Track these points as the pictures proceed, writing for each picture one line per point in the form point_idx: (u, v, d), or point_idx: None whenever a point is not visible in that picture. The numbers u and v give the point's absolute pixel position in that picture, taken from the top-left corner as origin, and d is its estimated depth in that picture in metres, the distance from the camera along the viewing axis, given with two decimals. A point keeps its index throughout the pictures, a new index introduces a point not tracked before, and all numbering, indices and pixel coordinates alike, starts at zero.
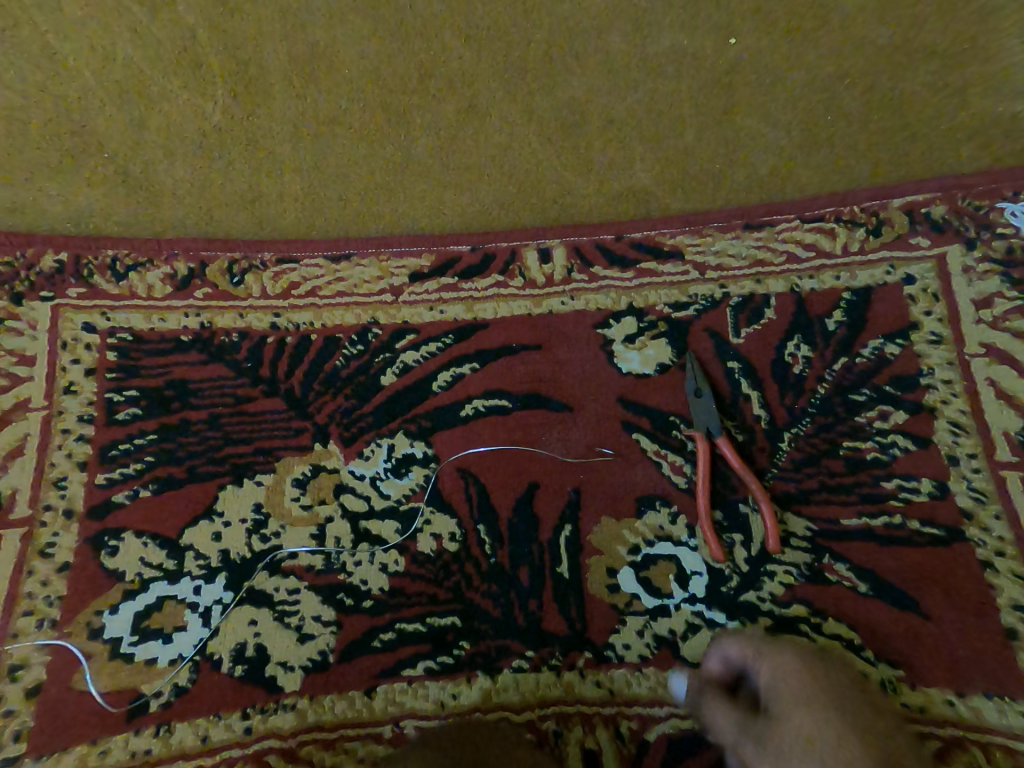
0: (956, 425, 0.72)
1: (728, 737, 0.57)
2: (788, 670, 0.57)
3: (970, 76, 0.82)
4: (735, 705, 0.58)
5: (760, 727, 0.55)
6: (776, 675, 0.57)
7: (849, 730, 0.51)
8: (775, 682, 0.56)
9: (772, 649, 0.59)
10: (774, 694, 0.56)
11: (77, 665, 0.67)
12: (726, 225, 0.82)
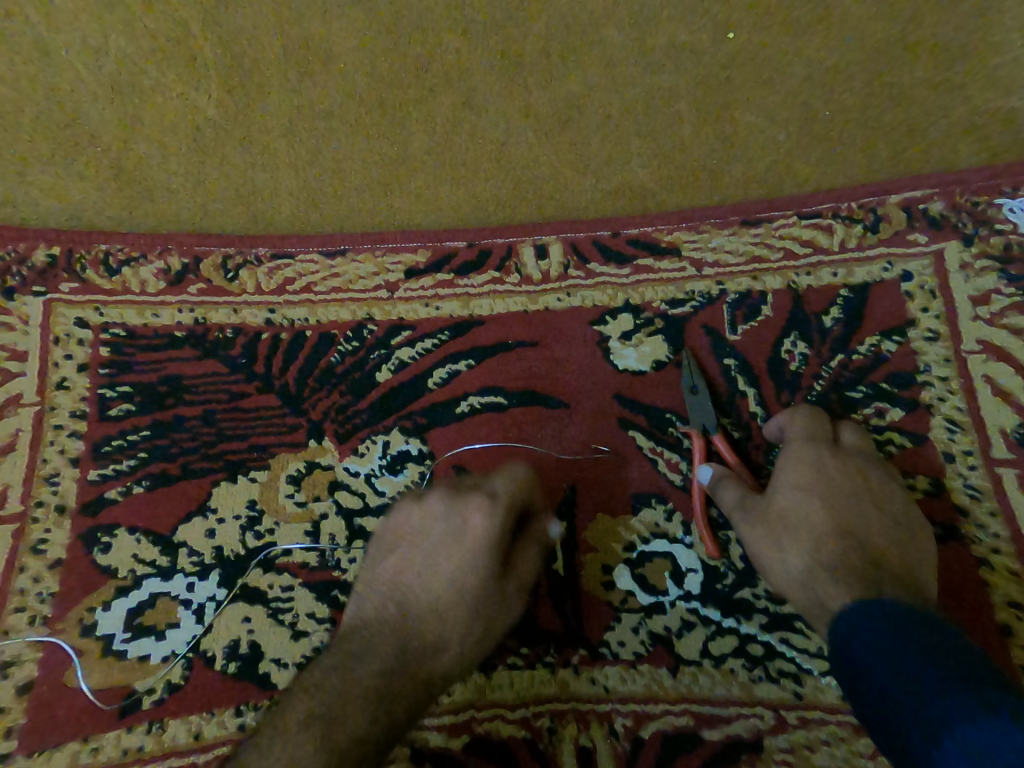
0: (953, 422, 0.71)
1: (728, 502, 0.68)
2: (806, 465, 0.65)
3: (969, 71, 0.81)
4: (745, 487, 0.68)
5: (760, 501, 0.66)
6: (792, 470, 0.66)
7: (832, 513, 0.62)
8: (792, 476, 0.65)
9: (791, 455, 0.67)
10: (788, 479, 0.65)
11: (70, 662, 0.67)
12: (722, 221, 0.81)
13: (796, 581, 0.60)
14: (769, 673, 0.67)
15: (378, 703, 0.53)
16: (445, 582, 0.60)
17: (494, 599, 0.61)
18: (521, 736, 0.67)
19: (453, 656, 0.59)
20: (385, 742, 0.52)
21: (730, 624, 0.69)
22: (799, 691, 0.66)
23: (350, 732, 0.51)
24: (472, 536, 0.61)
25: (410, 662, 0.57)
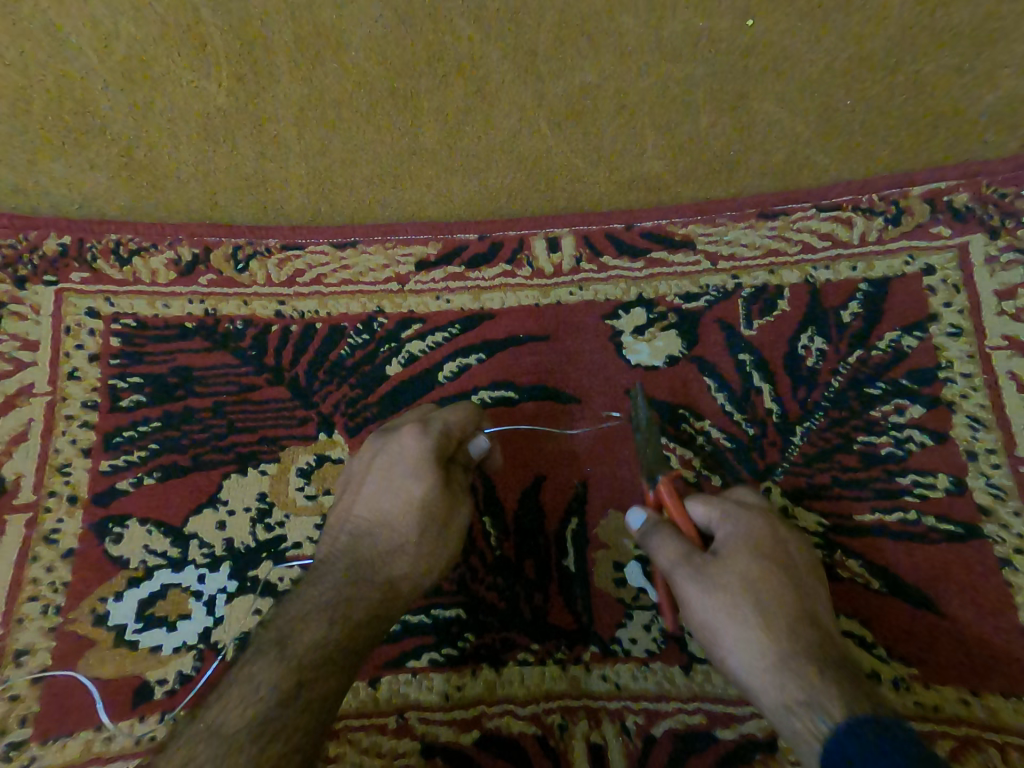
0: (975, 419, 0.70)
1: (667, 562, 0.59)
2: (752, 526, 0.59)
3: (995, 60, 0.79)
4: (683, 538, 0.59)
5: (705, 562, 0.57)
6: (739, 531, 0.58)
7: (786, 586, 0.56)
8: (734, 534, 0.58)
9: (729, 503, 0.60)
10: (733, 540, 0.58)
11: (82, 651, 0.67)
12: (738, 214, 0.80)
13: (755, 671, 0.53)
14: None
15: (340, 613, 0.57)
16: (386, 505, 0.61)
17: (439, 510, 0.61)
18: (531, 732, 0.67)
19: (413, 567, 0.60)
20: (351, 644, 0.56)
21: None
22: None
23: (305, 641, 0.55)
24: (406, 458, 0.61)
25: (365, 576, 0.59)
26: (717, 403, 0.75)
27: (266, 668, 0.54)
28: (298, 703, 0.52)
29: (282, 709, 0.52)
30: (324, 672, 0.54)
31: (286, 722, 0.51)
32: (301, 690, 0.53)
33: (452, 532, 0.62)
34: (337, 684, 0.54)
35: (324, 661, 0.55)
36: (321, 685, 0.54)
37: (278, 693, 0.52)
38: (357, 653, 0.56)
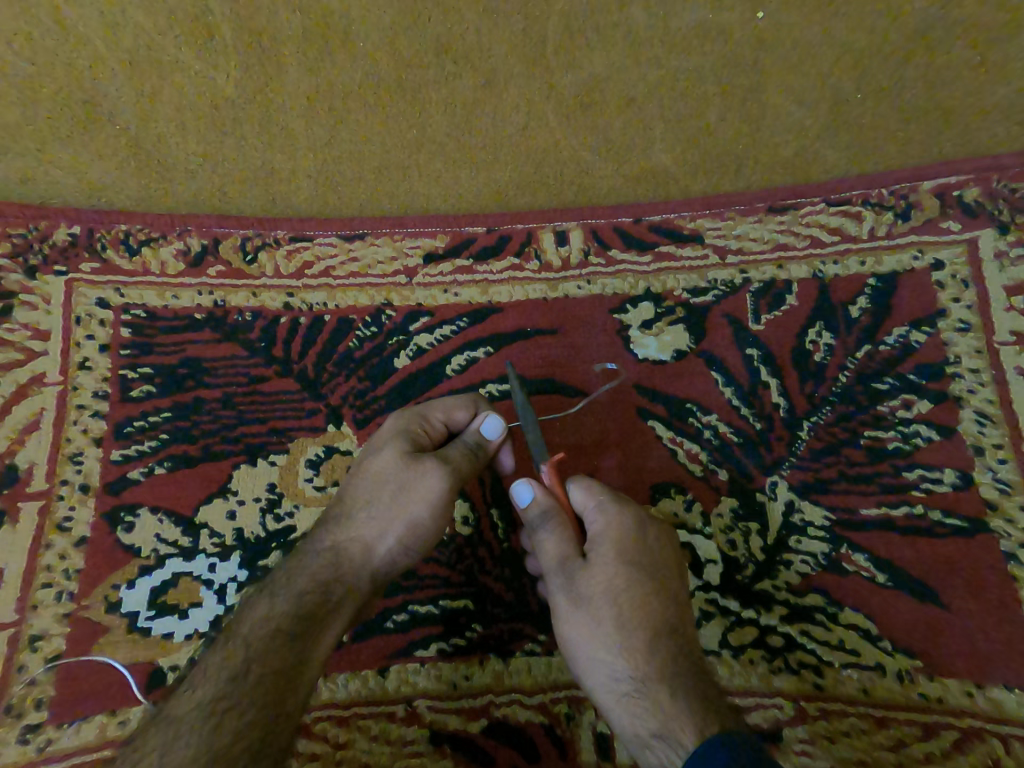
0: (982, 415, 0.70)
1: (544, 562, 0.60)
2: (623, 534, 0.58)
3: (1005, 54, 0.79)
4: (564, 541, 0.59)
5: (574, 573, 0.57)
6: (616, 547, 0.57)
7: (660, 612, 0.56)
8: (606, 544, 0.57)
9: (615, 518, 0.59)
10: (599, 547, 0.58)
11: (95, 637, 0.68)
12: (747, 208, 0.80)
13: (606, 687, 0.55)
14: (790, 665, 0.66)
15: (291, 583, 0.58)
16: (352, 477, 0.64)
17: (396, 477, 0.61)
18: (538, 721, 0.67)
19: (367, 532, 0.61)
20: (298, 616, 0.56)
21: (750, 614, 0.68)
22: (820, 683, 0.65)
23: (252, 622, 0.55)
24: (378, 433, 0.65)
25: (321, 544, 0.61)
26: (725, 397, 0.75)
27: (215, 656, 0.54)
28: (245, 684, 0.51)
29: (231, 691, 0.51)
30: (275, 644, 0.54)
31: (234, 702, 0.50)
32: (247, 668, 0.52)
33: (406, 499, 0.61)
34: (285, 657, 0.53)
35: (271, 634, 0.54)
36: (269, 658, 0.53)
37: (227, 674, 0.52)
38: (307, 625, 0.55)
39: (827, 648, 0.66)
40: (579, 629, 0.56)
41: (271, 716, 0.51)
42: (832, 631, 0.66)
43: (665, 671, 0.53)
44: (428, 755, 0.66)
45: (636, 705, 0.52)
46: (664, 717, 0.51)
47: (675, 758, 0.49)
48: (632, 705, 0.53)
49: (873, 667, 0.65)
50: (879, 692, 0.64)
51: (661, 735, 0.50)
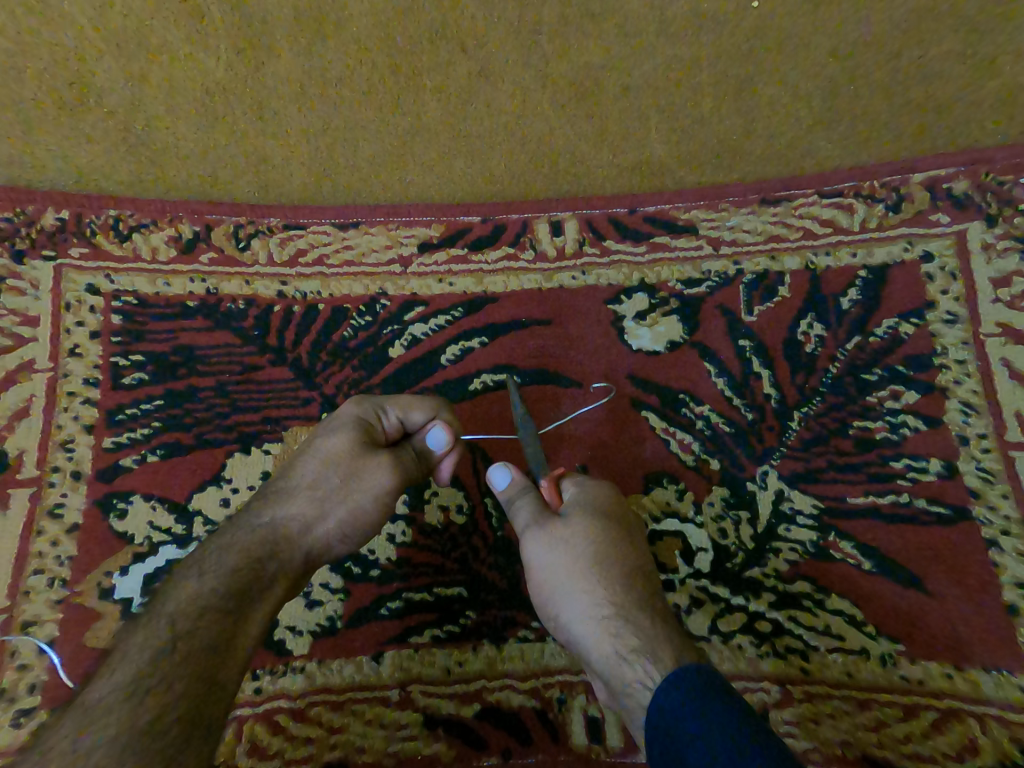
0: (967, 405, 0.71)
1: (524, 524, 0.62)
2: (594, 490, 0.63)
3: (996, 47, 0.80)
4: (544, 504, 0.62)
5: (553, 525, 0.60)
6: (590, 500, 0.62)
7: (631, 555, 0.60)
8: (583, 497, 0.62)
9: (586, 482, 0.64)
10: (575, 502, 0.62)
11: (88, 624, 0.68)
12: (741, 200, 0.80)
13: (585, 625, 0.56)
14: (777, 649, 0.67)
15: (223, 557, 0.56)
16: (300, 459, 0.63)
17: (347, 464, 0.62)
18: (530, 705, 0.68)
19: (308, 512, 0.61)
20: (233, 590, 0.54)
21: (739, 601, 0.69)
22: (806, 667, 0.66)
23: (180, 598, 0.52)
24: (333, 420, 0.65)
25: (260, 522, 0.60)
26: (718, 387, 0.76)
27: (135, 636, 0.50)
28: (174, 659, 0.48)
29: (159, 668, 0.48)
30: (206, 618, 0.51)
31: (161, 677, 0.47)
32: (175, 644, 0.49)
33: (353, 488, 0.62)
34: (219, 629, 0.51)
35: (201, 609, 0.52)
36: (198, 633, 0.50)
37: (150, 654, 0.48)
38: (242, 603, 0.54)
39: (813, 633, 0.67)
40: (556, 573, 0.59)
41: (205, 690, 0.48)
42: (818, 616, 0.68)
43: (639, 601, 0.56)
44: (422, 738, 0.67)
45: (618, 633, 0.54)
46: (645, 640, 0.53)
47: (655, 675, 0.51)
48: (611, 630, 0.55)
49: (858, 651, 0.66)
50: (863, 675, 0.66)
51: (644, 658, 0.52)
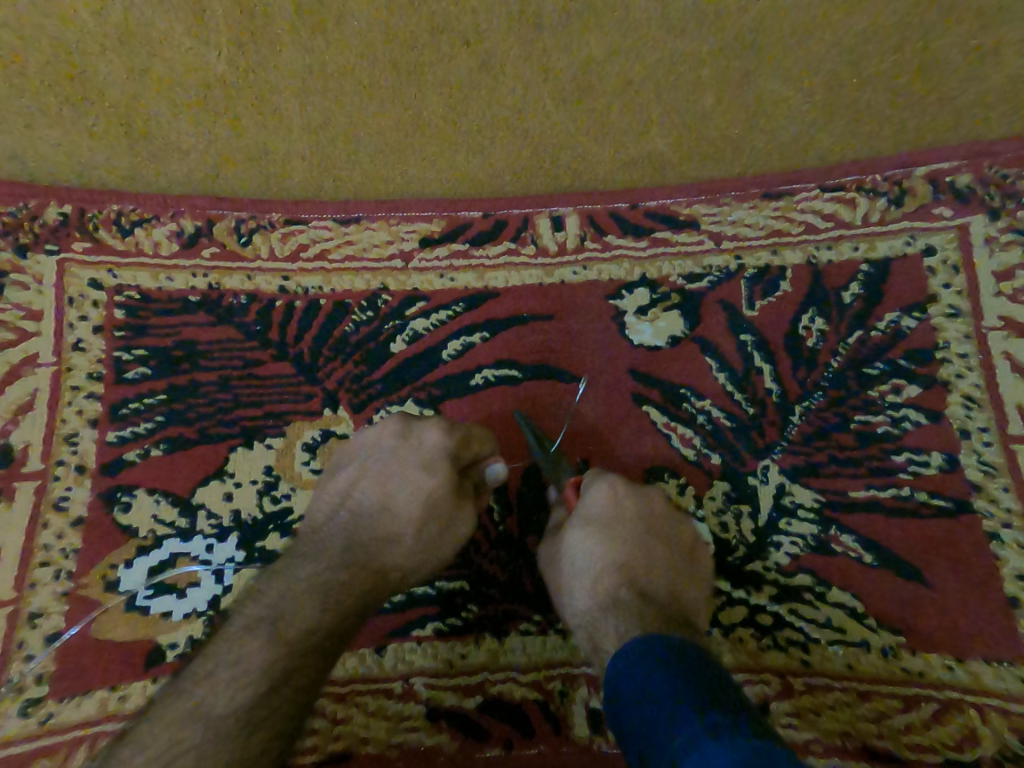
0: (969, 398, 0.71)
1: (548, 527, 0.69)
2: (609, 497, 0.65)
3: (999, 40, 0.80)
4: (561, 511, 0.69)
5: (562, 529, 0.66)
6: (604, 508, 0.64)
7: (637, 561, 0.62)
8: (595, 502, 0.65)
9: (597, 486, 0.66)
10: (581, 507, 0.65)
11: (93, 617, 0.68)
12: (742, 194, 0.80)
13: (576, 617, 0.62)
14: (778, 642, 0.68)
15: (330, 594, 0.57)
16: (392, 492, 0.63)
17: (442, 505, 0.63)
18: (533, 697, 0.69)
19: (403, 554, 0.61)
20: (340, 629, 0.56)
21: (740, 594, 0.69)
22: (807, 660, 0.67)
23: (292, 627, 0.54)
24: (423, 452, 0.64)
25: (354, 556, 0.60)
26: (719, 382, 0.76)
27: (248, 656, 0.52)
28: (285, 691, 0.51)
29: (268, 696, 0.50)
30: (317, 654, 0.54)
31: (273, 708, 0.50)
32: (287, 676, 0.52)
33: (452, 529, 0.63)
34: (323, 666, 0.54)
35: (313, 643, 0.54)
36: (308, 667, 0.53)
37: (266, 681, 0.51)
38: (347, 636, 0.57)
39: (814, 626, 0.68)
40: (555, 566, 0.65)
41: (301, 722, 0.52)
42: (820, 609, 0.68)
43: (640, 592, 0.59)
44: (424, 729, 0.67)
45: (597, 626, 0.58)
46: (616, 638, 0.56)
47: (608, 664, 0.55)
48: (593, 626, 0.59)
49: (859, 644, 0.67)
50: (864, 667, 0.66)
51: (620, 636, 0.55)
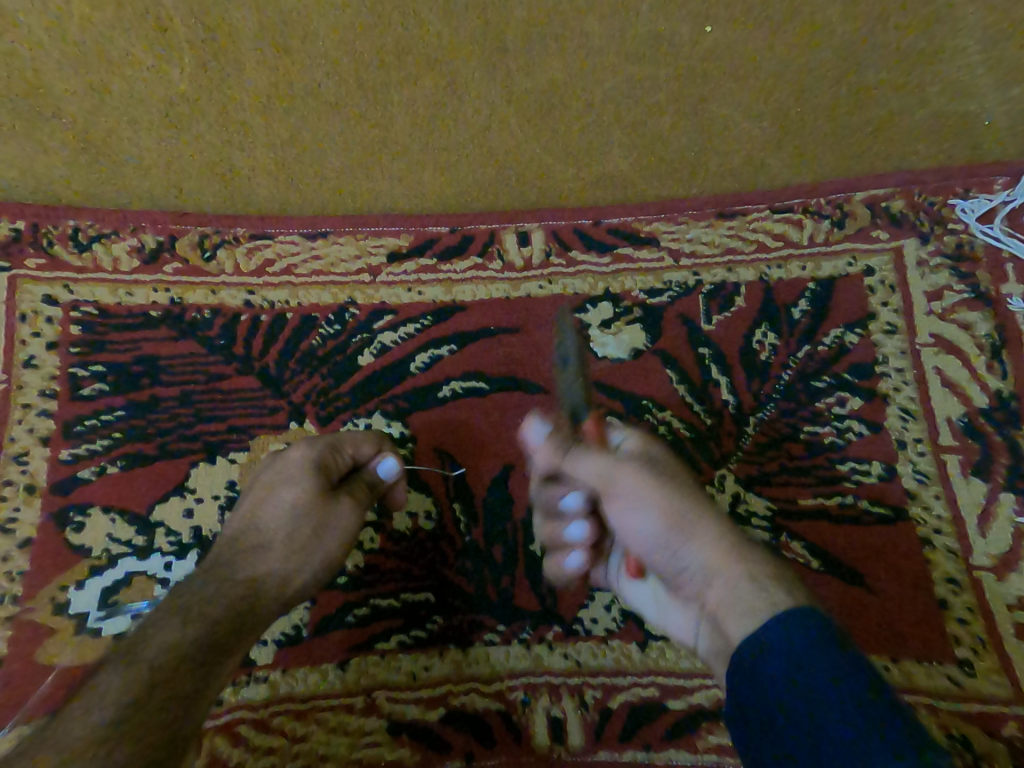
0: (906, 410, 0.75)
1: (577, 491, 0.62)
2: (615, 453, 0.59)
3: (935, 72, 0.85)
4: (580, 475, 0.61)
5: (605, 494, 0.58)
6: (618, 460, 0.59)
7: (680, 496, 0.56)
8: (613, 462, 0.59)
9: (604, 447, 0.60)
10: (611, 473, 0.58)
11: (43, 640, 0.67)
12: (699, 214, 0.83)
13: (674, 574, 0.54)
14: None
15: (208, 606, 0.54)
16: (261, 510, 0.62)
17: (319, 510, 0.62)
18: (495, 708, 0.70)
19: (289, 562, 0.60)
20: (214, 642, 0.52)
21: None
22: None
23: (155, 647, 0.49)
24: (287, 467, 0.64)
25: (228, 573, 0.57)
26: (678, 394, 0.78)
27: (107, 680, 0.46)
28: (144, 712, 0.45)
29: (123, 718, 0.44)
30: (184, 668, 0.49)
31: (127, 729, 0.44)
32: (148, 694, 0.46)
33: (334, 532, 0.63)
34: (192, 683, 0.49)
35: (177, 660, 0.49)
36: (175, 681, 0.48)
37: (125, 699, 0.45)
38: (226, 646, 0.52)
39: None
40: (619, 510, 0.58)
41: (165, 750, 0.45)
42: None
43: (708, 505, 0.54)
44: (386, 743, 0.68)
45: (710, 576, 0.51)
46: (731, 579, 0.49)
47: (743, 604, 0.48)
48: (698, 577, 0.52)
49: None
50: None
51: (741, 580, 0.48)
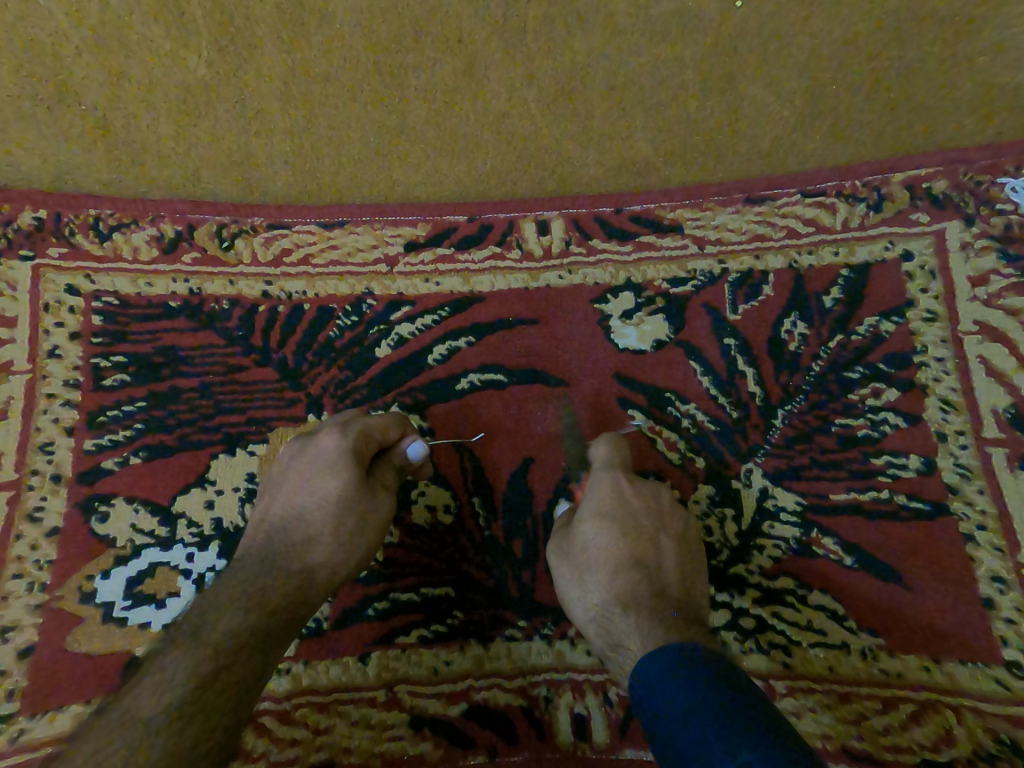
0: (946, 402, 0.72)
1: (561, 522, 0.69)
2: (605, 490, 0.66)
3: (976, 47, 0.81)
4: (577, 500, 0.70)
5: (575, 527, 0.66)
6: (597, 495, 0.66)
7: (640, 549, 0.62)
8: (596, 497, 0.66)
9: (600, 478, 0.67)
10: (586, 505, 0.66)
11: (70, 628, 0.67)
12: (725, 199, 0.80)
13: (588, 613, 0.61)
14: (760, 645, 0.68)
15: (260, 595, 0.56)
16: (302, 501, 0.62)
17: (354, 499, 0.62)
18: (517, 703, 0.68)
19: (329, 552, 0.60)
20: (269, 629, 0.54)
21: (723, 598, 0.70)
22: (789, 662, 0.67)
23: (218, 629, 0.52)
24: (321, 455, 0.64)
25: (273, 563, 0.59)
26: (703, 386, 0.76)
27: (177, 660, 0.49)
28: (212, 691, 0.48)
29: (194, 697, 0.47)
30: (245, 652, 0.51)
31: (199, 708, 0.47)
32: (213, 676, 0.49)
33: (372, 520, 0.63)
34: (253, 666, 0.51)
35: (240, 645, 0.51)
36: (235, 664, 0.50)
37: (194, 679, 0.48)
38: (277, 633, 0.54)
39: (796, 628, 0.68)
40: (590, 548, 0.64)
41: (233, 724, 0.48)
42: (802, 612, 0.69)
43: (636, 587, 0.59)
44: (408, 737, 0.67)
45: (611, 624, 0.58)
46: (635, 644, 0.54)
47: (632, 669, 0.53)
48: (606, 623, 0.58)
49: (840, 646, 0.67)
50: (845, 669, 0.67)
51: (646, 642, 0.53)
